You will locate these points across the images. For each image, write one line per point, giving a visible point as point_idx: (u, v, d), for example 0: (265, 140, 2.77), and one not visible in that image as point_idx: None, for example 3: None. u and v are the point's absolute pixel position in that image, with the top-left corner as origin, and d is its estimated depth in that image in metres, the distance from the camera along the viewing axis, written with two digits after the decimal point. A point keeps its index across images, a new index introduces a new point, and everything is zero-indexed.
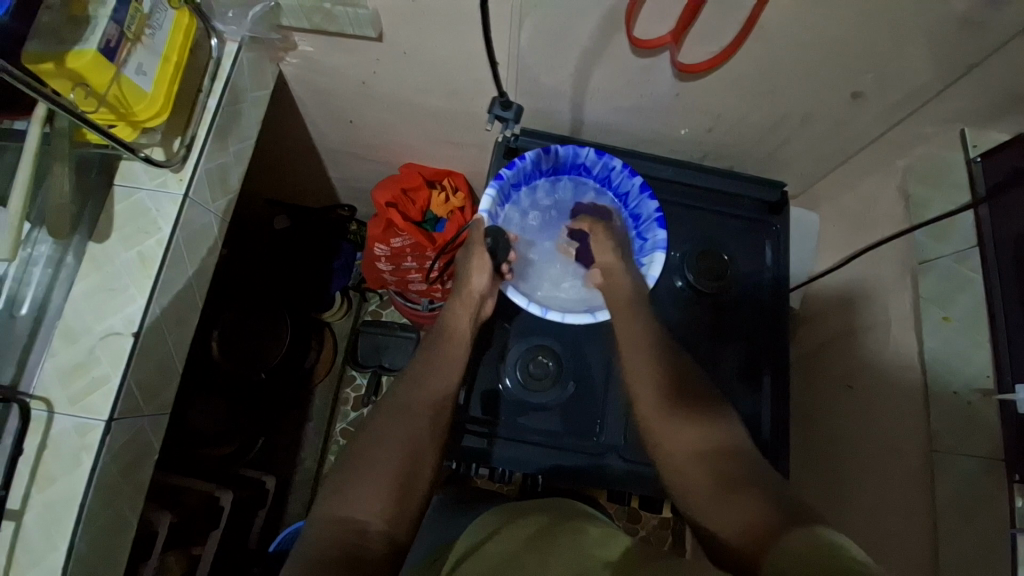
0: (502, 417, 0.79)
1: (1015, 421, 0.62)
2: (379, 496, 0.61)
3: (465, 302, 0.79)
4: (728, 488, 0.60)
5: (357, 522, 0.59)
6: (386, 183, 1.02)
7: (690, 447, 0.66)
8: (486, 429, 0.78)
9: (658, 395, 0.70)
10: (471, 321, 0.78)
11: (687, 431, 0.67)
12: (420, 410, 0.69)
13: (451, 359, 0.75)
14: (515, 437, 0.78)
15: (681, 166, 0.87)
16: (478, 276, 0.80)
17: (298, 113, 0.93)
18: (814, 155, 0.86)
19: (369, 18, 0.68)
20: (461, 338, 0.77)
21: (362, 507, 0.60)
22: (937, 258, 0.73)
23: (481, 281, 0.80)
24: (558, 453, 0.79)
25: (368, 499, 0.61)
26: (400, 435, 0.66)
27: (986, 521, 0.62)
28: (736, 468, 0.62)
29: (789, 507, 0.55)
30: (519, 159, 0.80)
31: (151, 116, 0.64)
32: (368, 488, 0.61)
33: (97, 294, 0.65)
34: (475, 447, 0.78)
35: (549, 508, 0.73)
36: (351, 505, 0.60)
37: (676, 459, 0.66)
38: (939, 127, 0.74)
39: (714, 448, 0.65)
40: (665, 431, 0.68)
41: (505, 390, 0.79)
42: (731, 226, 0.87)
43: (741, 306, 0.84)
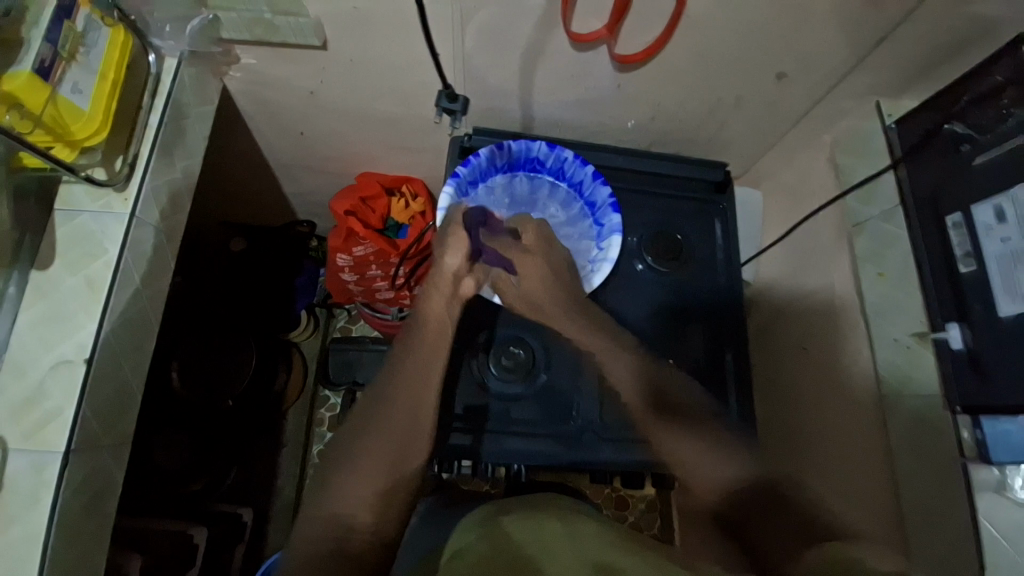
0: (484, 413, 0.80)
1: (951, 359, 0.68)
2: (364, 493, 0.63)
3: (441, 285, 0.81)
4: (747, 504, 0.64)
5: (343, 517, 0.61)
6: (344, 193, 1.02)
7: (706, 459, 0.71)
8: (469, 426, 0.79)
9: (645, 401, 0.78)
10: (448, 303, 0.80)
11: (698, 446, 0.72)
12: (401, 404, 0.71)
13: (429, 344, 0.76)
14: (500, 429, 0.79)
15: (631, 154, 0.92)
16: (453, 256, 0.81)
17: (247, 127, 0.91)
18: (751, 135, 0.92)
19: (312, 27, 0.69)
20: (441, 321, 0.79)
21: (354, 504, 0.62)
22: (868, 220, 0.79)
23: (457, 262, 0.81)
24: (542, 441, 0.80)
25: (356, 497, 0.62)
26: (383, 436, 0.68)
27: (939, 452, 0.67)
28: (749, 483, 0.67)
29: (795, 513, 0.60)
30: (473, 156, 0.82)
31: (90, 135, 0.62)
32: (354, 485, 0.63)
33: (44, 323, 0.62)
34: (461, 444, 0.78)
35: (531, 502, 0.72)
36: (337, 504, 0.62)
37: (691, 476, 0.71)
38: (857, 102, 0.81)
39: (728, 462, 0.70)
40: (676, 447, 0.74)
41: (484, 387, 0.80)
42: (681, 207, 0.91)
43: (699, 281, 0.88)
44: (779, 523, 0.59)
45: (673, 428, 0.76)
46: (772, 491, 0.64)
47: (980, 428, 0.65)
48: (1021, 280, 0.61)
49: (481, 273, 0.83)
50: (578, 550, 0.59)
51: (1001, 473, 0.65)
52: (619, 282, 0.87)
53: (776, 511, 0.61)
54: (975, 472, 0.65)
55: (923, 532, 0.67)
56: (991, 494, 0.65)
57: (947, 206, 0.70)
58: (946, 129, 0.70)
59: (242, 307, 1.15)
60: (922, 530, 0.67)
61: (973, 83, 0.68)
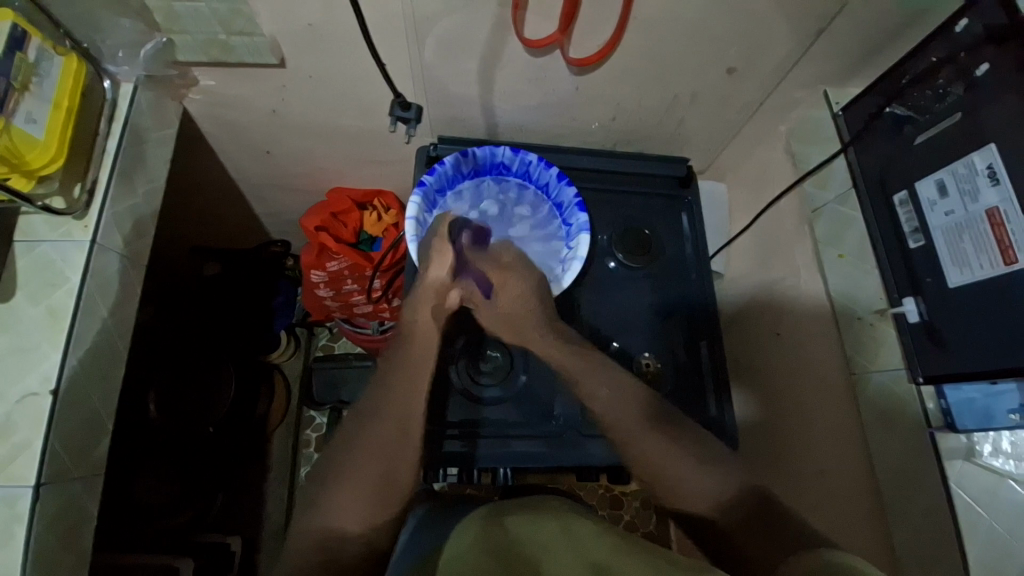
0: (483, 421, 0.80)
1: (909, 331, 0.70)
2: (356, 506, 0.62)
3: (428, 298, 0.77)
4: (739, 517, 0.60)
5: (333, 531, 0.60)
6: (314, 209, 1.01)
7: (691, 474, 0.65)
8: (461, 432, 0.79)
9: (639, 415, 0.72)
10: (435, 315, 0.77)
11: (680, 455, 0.67)
12: (389, 417, 0.68)
13: (416, 361, 0.74)
14: (494, 433, 0.80)
15: (596, 155, 0.94)
16: (438, 267, 0.77)
17: (212, 149, 0.91)
18: (710, 130, 0.95)
19: (268, 45, 0.69)
20: (427, 336, 0.76)
21: (344, 517, 0.61)
22: (824, 205, 0.82)
23: (443, 272, 0.77)
24: (532, 441, 0.80)
25: (348, 507, 0.61)
26: (374, 451, 0.65)
27: (907, 422, 0.69)
28: (736, 496, 0.62)
29: (786, 535, 0.54)
30: (438, 165, 0.83)
31: (46, 163, 0.61)
32: (344, 498, 0.62)
33: (6, 357, 0.61)
34: (455, 451, 0.78)
35: (533, 505, 0.71)
36: (323, 519, 0.61)
37: (678, 494, 0.65)
38: (807, 92, 0.84)
39: (714, 476, 0.65)
40: (654, 452, 0.68)
41: (474, 394, 0.80)
42: (649, 204, 0.93)
43: (670, 274, 0.90)
44: (771, 546, 0.54)
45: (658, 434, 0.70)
46: (763, 502, 0.61)
47: (944, 398, 0.67)
48: (968, 251, 0.63)
49: (467, 282, 0.80)
50: (577, 555, 0.58)
51: (970, 440, 0.65)
52: (594, 280, 0.88)
53: (767, 523, 0.57)
54: (942, 440, 0.66)
55: (897, 503, 0.69)
56: (962, 461, 0.65)
57: (894, 185, 0.73)
58: (888, 112, 0.73)
59: (219, 331, 1.14)
60: (897, 500, 0.69)
61: (909, 66, 0.71)
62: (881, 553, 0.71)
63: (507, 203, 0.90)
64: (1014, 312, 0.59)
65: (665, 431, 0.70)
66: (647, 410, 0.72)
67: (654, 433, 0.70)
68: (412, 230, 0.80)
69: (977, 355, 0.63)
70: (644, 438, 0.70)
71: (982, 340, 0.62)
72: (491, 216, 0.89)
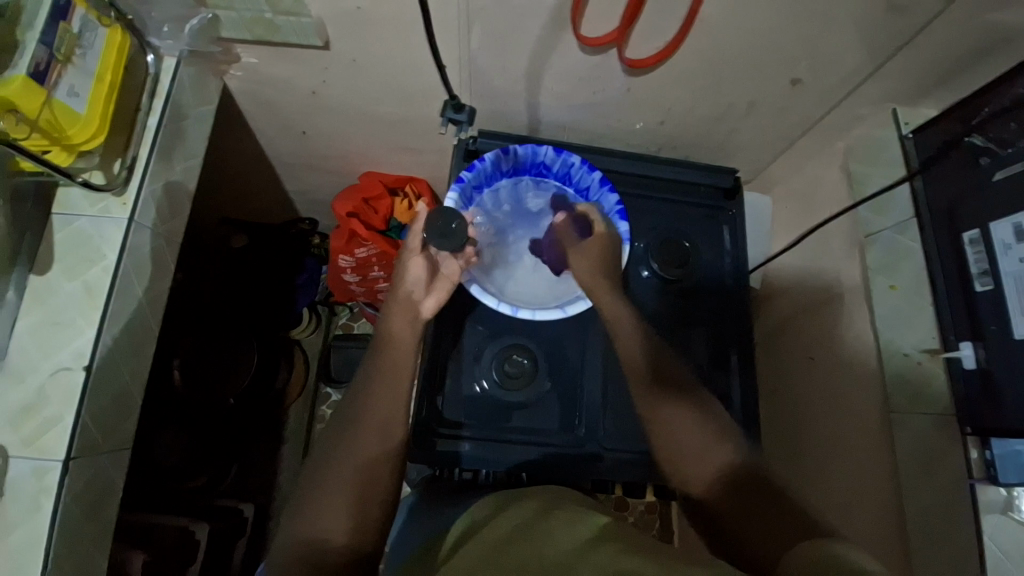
0: (484, 421, 0.79)
1: (962, 376, 0.67)
2: (336, 510, 0.58)
3: (404, 307, 0.72)
4: (734, 502, 0.60)
5: (314, 537, 0.57)
6: (347, 193, 1.00)
7: (696, 446, 0.65)
8: (455, 432, 0.78)
9: (643, 376, 0.69)
10: (407, 325, 0.71)
11: (690, 430, 0.65)
12: (370, 428, 0.64)
13: (390, 365, 0.68)
14: (484, 436, 0.78)
15: (641, 159, 0.90)
16: (414, 272, 0.74)
17: (248, 126, 0.90)
18: (762, 141, 0.90)
19: (314, 26, 0.67)
20: (404, 346, 0.69)
21: (328, 523, 0.57)
22: (881, 231, 0.77)
23: (417, 278, 0.74)
24: (539, 447, 0.79)
25: (331, 516, 0.58)
26: (350, 455, 0.62)
27: (948, 469, 0.67)
28: (740, 470, 0.62)
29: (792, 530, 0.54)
30: (477, 161, 0.81)
31: (88, 138, 0.61)
32: (326, 504, 0.58)
33: (42, 329, 0.62)
34: (447, 452, 0.78)
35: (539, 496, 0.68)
36: (313, 522, 0.57)
37: (684, 467, 0.65)
38: (873, 109, 0.79)
39: (719, 453, 0.64)
40: (669, 423, 0.66)
41: (479, 394, 0.80)
42: (690, 214, 0.89)
43: (704, 288, 0.87)
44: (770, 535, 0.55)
45: (665, 399, 0.67)
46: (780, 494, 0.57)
47: (989, 448, 0.64)
48: None
49: (444, 289, 0.75)
50: (577, 550, 0.55)
51: (1010, 494, 0.63)
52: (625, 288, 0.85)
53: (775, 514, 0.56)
54: (982, 493, 0.64)
55: (923, 543, 0.66)
56: (998, 514, 0.63)
57: (963, 220, 0.68)
58: (966, 141, 0.69)
59: (243, 305, 1.15)
60: (923, 544, 0.65)
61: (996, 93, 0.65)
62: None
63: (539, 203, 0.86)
64: None
65: (672, 397, 0.68)
66: (652, 369, 0.69)
67: (663, 396, 0.68)
68: None
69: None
70: (654, 402, 0.68)
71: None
72: (530, 215, 0.86)
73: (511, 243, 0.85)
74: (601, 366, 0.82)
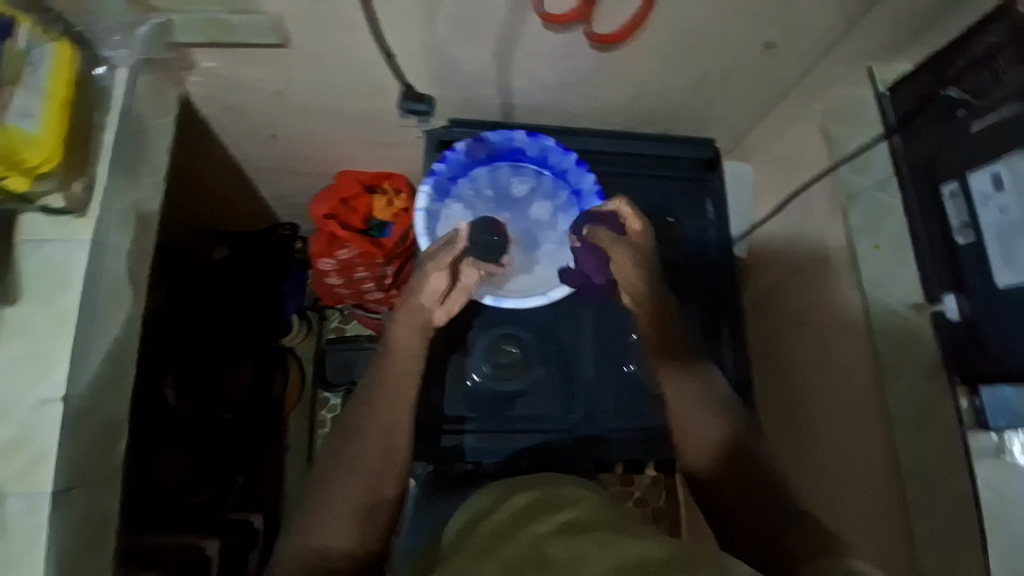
0: (483, 414, 0.79)
1: (946, 328, 0.68)
2: (339, 520, 0.59)
3: (414, 317, 0.71)
4: (732, 473, 0.63)
5: (317, 547, 0.58)
6: (322, 194, 0.98)
7: (699, 420, 0.67)
8: (458, 427, 0.78)
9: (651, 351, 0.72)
10: (414, 337, 0.71)
11: (694, 403, 0.68)
12: (375, 438, 0.64)
13: (393, 372, 0.69)
14: (487, 428, 0.79)
15: (617, 138, 0.89)
16: (432, 282, 0.71)
17: (216, 133, 0.88)
18: (741, 108, 0.89)
19: (269, 24, 0.65)
20: (406, 356, 0.69)
21: (329, 534, 0.59)
22: (861, 191, 0.77)
23: (433, 291, 0.71)
24: (541, 433, 0.80)
25: (334, 526, 0.59)
26: (352, 465, 0.62)
27: (939, 421, 0.67)
28: (738, 443, 0.65)
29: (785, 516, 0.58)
30: (451, 152, 0.80)
31: (44, 160, 0.58)
32: (328, 516, 0.59)
33: (19, 363, 0.60)
34: (451, 446, 0.78)
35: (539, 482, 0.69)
36: (318, 533, 0.59)
37: (687, 439, 0.67)
38: (849, 69, 0.78)
39: (718, 427, 0.66)
40: (675, 400, 0.68)
41: (474, 386, 0.80)
42: (673, 188, 0.89)
43: (693, 262, 0.87)
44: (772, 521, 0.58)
45: (671, 374, 0.70)
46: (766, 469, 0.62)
47: (979, 397, 0.64)
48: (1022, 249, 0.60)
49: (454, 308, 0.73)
50: (579, 523, 0.57)
51: (1002, 439, 0.63)
52: None
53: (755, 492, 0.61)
54: (975, 440, 0.64)
55: (921, 491, 0.67)
56: (991, 460, 0.63)
57: (944, 175, 0.68)
58: (943, 95, 0.68)
59: (231, 317, 1.14)
60: (920, 494, 0.67)
61: (965, 43, 0.64)
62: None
63: (518, 188, 0.83)
64: None
65: (673, 373, 0.70)
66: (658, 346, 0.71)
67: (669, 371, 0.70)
68: (422, 222, 0.78)
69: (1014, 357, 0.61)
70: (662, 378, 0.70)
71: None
72: (508, 200, 0.83)
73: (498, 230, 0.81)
74: (592, 347, 0.83)
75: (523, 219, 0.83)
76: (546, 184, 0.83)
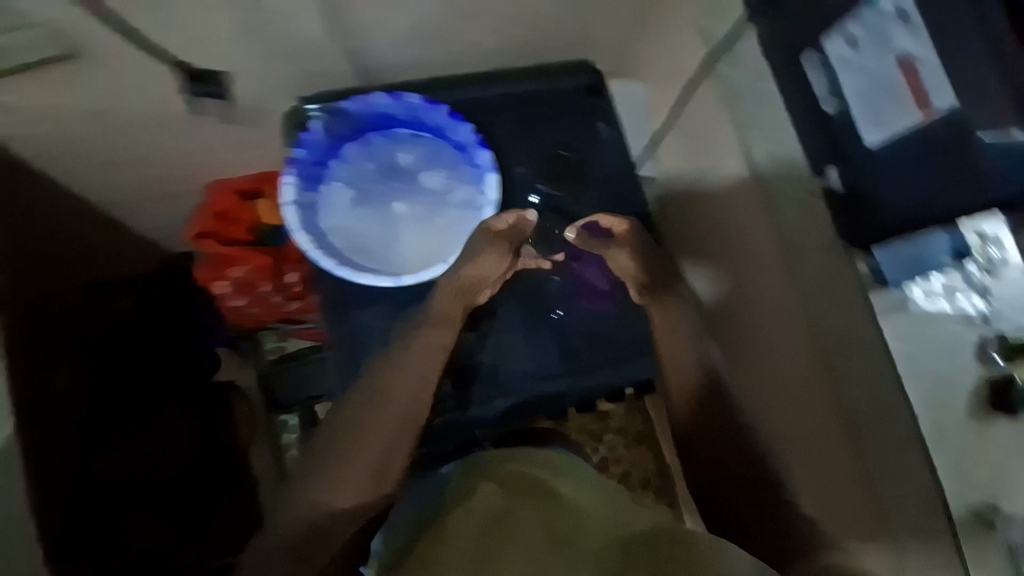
0: (474, 386, 0.81)
1: (835, 201, 0.68)
2: (350, 485, 0.59)
3: (466, 291, 0.72)
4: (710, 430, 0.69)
5: (326, 504, 0.59)
6: (198, 214, 0.91)
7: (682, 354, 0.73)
8: (455, 402, 0.80)
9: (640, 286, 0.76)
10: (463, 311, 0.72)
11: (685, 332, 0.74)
12: (395, 411, 0.63)
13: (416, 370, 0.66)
14: (489, 396, 0.81)
15: (491, 82, 0.84)
16: (487, 258, 0.72)
17: (62, 166, 0.82)
18: (610, 20, 0.87)
19: (42, 34, 0.64)
20: (433, 351, 0.68)
21: (339, 494, 0.59)
22: (738, 81, 0.77)
23: (490, 268, 0.73)
24: (519, 395, 0.81)
25: (343, 486, 0.59)
26: (378, 431, 0.62)
27: (841, 287, 0.70)
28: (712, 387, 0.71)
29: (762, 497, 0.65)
30: (308, 133, 0.76)
31: None
32: (338, 480, 0.59)
33: None
34: (444, 426, 0.80)
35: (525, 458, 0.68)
36: (327, 493, 0.59)
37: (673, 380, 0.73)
38: None
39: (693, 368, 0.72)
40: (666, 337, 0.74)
41: (474, 359, 0.81)
42: (566, 120, 0.85)
43: (604, 191, 0.84)
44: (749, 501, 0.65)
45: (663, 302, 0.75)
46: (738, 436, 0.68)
47: (875, 258, 0.65)
48: (883, 103, 0.60)
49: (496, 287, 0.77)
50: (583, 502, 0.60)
51: (903, 293, 0.64)
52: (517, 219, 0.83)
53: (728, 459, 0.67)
54: (878, 299, 0.65)
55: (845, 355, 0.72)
56: (896, 313, 0.64)
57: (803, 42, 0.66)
58: None
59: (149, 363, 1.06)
60: (844, 358, 0.72)
61: None
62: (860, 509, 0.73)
63: (398, 155, 0.81)
64: (945, 168, 0.56)
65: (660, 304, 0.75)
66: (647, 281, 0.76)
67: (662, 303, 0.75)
68: (294, 217, 0.76)
69: (896, 214, 0.62)
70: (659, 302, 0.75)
71: (904, 194, 0.61)
72: (390, 169, 0.80)
73: (384, 206, 0.79)
74: (536, 300, 0.84)
75: (416, 184, 0.80)
76: (425, 144, 0.81)
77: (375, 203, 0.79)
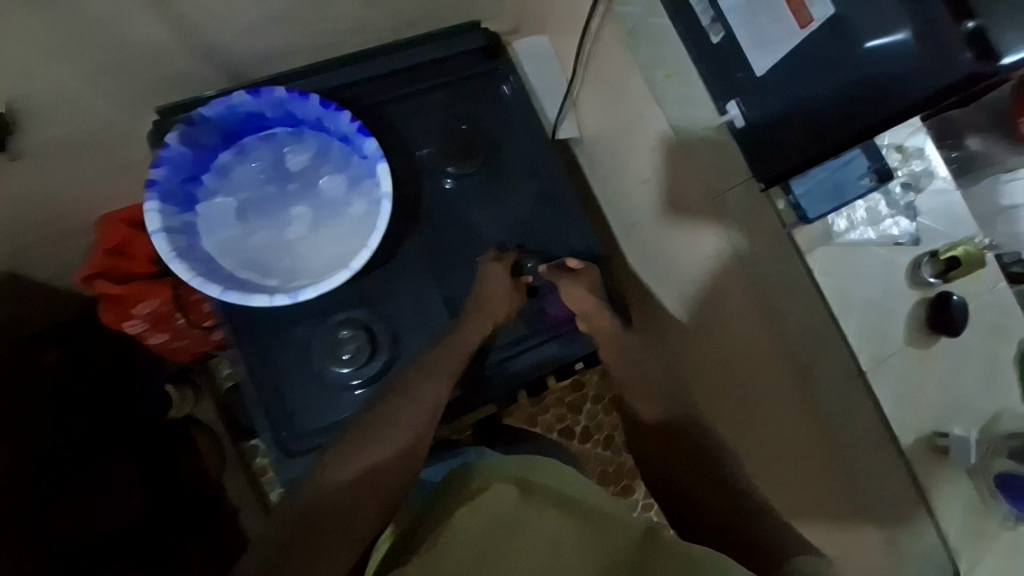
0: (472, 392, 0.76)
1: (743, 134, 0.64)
2: (373, 456, 0.61)
3: (492, 311, 0.72)
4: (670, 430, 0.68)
5: (347, 465, 0.60)
6: (89, 254, 0.83)
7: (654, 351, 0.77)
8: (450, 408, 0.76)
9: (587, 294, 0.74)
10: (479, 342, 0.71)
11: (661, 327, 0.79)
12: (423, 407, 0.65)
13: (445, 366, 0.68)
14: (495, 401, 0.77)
15: (367, 57, 0.78)
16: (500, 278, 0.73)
17: None
18: None
19: None
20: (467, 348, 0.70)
21: (361, 461, 0.60)
22: (632, 16, 0.72)
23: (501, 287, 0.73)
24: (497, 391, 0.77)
25: (363, 452, 0.61)
26: (410, 420, 0.64)
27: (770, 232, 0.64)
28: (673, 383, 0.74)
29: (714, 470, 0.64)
30: (160, 151, 0.66)
31: None
32: (360, 454, 0.61)
33: None
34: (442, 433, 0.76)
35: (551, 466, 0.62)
36: (347, 462, 0.60)
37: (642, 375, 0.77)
38: None
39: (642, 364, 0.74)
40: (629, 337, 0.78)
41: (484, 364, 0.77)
42: (460, 90, 0.79)
43: (511, 165, 0.79)
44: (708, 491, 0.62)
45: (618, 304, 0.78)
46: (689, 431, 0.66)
47: (791, 192, 0.61)
48: (764, 23, 0.59)
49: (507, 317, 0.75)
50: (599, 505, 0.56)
51: (828, 224, 0.61)
52: (430, 209, 0.77)
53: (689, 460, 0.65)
54: (800, 236, 0.61)
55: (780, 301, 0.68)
56: (824, 247, 0.61)
57: None
58: None
59: None
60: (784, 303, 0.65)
61: None
62: (815, 461, 0.69)
63: (281, 159, 0.76)
64: (838, 62, 0.54)
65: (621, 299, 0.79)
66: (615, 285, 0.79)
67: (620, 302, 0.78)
68: (163, 244, 0.67)
69: (804, 139, 0.59)
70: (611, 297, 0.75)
71: (806, 105, 0.58)
72: (272, 172, 0.76)
73: (272, 212, 0.75)
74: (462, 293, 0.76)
75: (303, 183, 0.76)
76: (307, 141, 0.77)
77: (262, 212, 0.75)
